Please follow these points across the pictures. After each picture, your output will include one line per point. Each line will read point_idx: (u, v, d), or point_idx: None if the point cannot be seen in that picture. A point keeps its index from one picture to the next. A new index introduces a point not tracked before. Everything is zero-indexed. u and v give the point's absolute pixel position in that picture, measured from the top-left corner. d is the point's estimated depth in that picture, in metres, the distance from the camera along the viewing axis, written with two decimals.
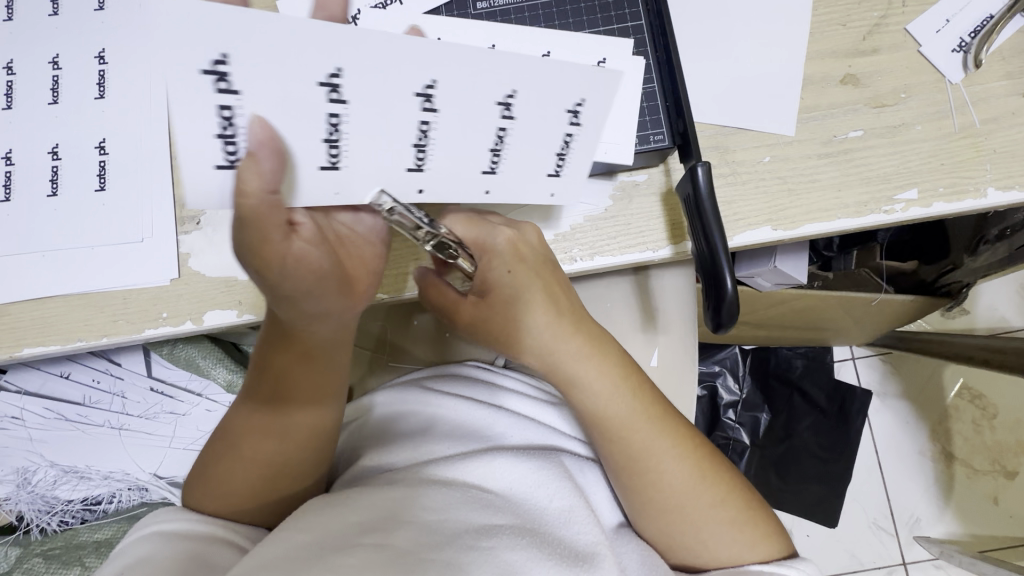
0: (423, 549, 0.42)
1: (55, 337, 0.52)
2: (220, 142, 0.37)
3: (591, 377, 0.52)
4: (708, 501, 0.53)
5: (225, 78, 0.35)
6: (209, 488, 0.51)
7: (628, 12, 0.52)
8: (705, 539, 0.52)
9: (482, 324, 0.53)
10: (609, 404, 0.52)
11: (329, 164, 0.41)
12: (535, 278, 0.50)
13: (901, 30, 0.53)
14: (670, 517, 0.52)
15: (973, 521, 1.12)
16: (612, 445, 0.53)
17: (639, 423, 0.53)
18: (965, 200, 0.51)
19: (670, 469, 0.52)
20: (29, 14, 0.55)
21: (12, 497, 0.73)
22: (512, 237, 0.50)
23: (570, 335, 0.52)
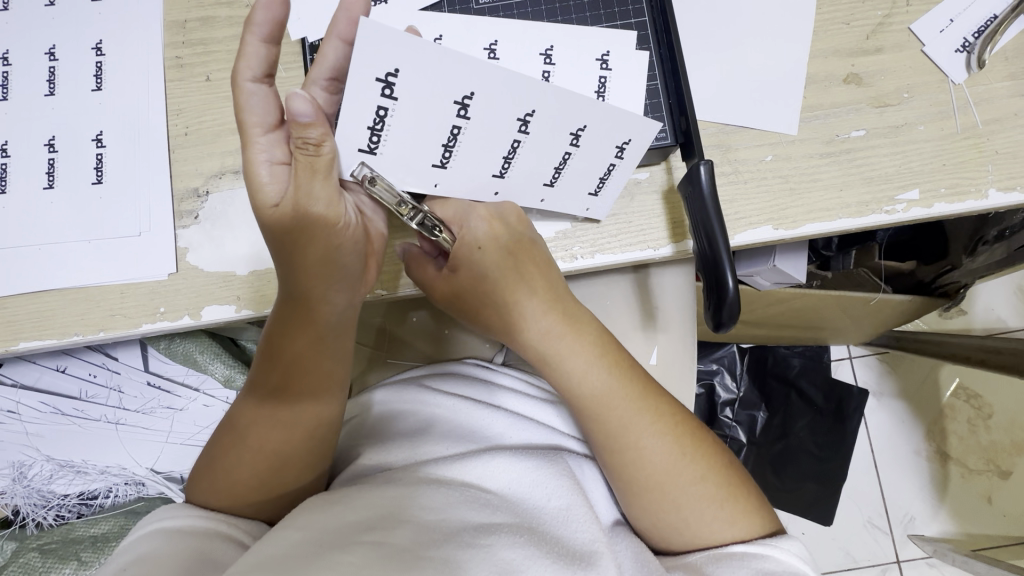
0: (421, 546, 0.42)
1: (51, 331, 0.51)
2: (368, 132, 0.44)
3: (567, 354, 0.53)
4: (691, 481, 0.53)
5: (391, 87, 0.42)
6: (214, 482, 0.51)
7: (632, 8, 0.51)
8: (691, 521, 0.52)
9: (461, 296, 0.54)
10: (588, 377, 0.53)
11: (440, 162, 0.48)
12: (509, 255, 0.51)
13: (905, 29, 0.53)
14: (654, 498, 0.52)
15: (967, 519, 1.13)
16: (598, 428, 0.53)
17: (617, 397, 0.53)
18: (966, 201, 0.51)
19: (653, 446, 0.53)
20: (26, 4, 0.54)
21: (7, 491, 0.72)
22: (485, 213, 0.51)
23: (550, 312, 0.54)
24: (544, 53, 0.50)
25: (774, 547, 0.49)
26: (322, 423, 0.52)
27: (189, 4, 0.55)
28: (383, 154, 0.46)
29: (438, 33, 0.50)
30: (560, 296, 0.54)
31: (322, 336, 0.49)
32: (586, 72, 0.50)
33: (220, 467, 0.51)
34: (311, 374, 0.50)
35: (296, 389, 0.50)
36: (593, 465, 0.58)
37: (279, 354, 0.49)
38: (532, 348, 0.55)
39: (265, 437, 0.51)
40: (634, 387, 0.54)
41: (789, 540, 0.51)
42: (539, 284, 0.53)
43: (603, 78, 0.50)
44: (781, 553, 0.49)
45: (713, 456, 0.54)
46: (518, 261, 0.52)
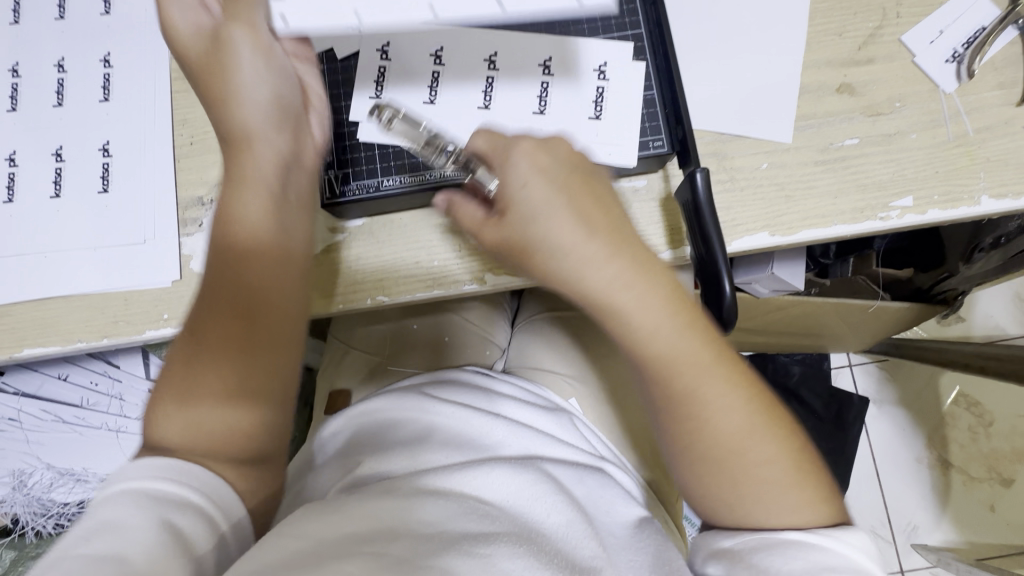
0: (420, 555, 0.42)
1: (55, 337, 0.52)
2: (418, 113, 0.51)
3: (637, 306, 0.45)
4: (764, 459, 0.47)
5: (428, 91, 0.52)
6: (175, 410, 0.44)
7: (628, 20, 0.52)
8: (758, 502, 0.46)
9: (507, 246, 0.46)
10: (655, 332, 0.45)
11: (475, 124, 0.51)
12: (561, 191, 0.44)
13: (896, 40, 0.54)
14: (717, 468, 0.47)
15: (970, 528, 1.12)
16: (660, 385, 0.47)
17: (688, 351, 0.46)
18: (959, 207, 0.51)
19: (722, 411, 0.46)
20: (36, 18, 0.56)
21: (7, 499, 0.73)
22: (532, 148, 0.45)
23: (613, 254, 0.44)
24: (543, 65, 0.52)
25: (835, 540, 0.44)
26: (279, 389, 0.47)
27: None
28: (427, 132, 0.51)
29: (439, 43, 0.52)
30: (625, 233, 0.46)
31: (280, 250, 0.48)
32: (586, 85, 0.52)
33: (185, 397, 0.44)
34: (270, 280, 0.47)
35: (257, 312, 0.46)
36: (595, 476, 0.57)
37: (226, 285, 0.46)
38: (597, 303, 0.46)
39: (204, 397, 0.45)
40: (710, 346, 0.47)
41: (856, 534, 0.45)
42: (598, 219, 0.45)
43: (600, 88, 0.52)
44: (843, 544, 0.44)
45: (788, 430, 0.48)
46: (575, 197, 0.45)
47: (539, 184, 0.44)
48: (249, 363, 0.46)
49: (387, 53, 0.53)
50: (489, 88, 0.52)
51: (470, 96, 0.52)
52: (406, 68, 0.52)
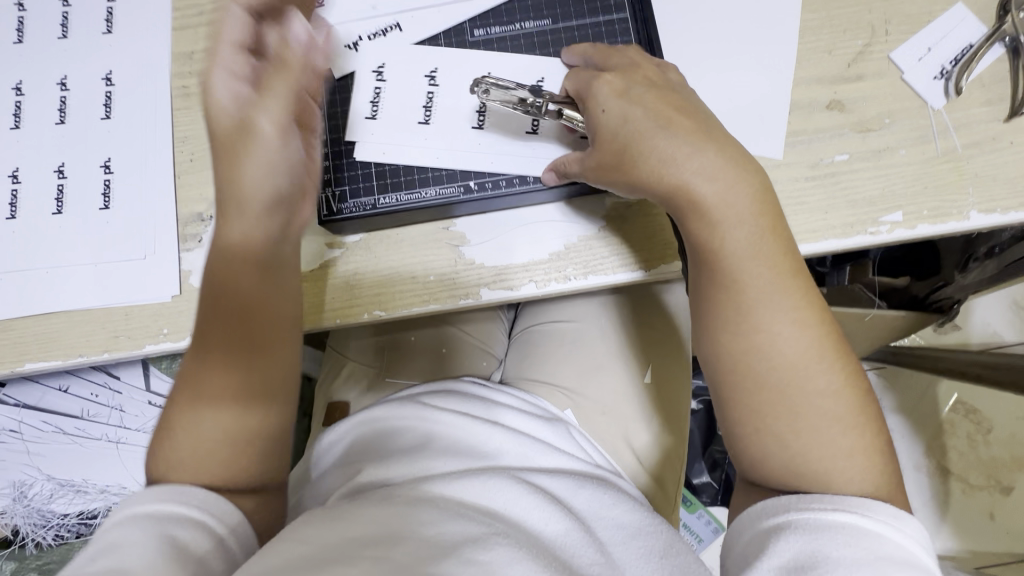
0: (420, 560, 0.42)
1: (57, 352, 0.52)
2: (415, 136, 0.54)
3: (716, 207, 0.46)
4: (824, 391, 0.44)
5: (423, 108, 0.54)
6: (172, 456, 0.44)
7: (619, 41, 0.55)
8: (807, 432, 0.43)
9: (597, 165, 0.49)
10: (731, 227, 0.46)
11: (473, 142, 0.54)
12: (647, 106, 0.48)
13: (884, 57, 0.55)
14: (768, 394, 0.44)
15: (969, 537, 1.12)
16: (721, 287, 0.46)
17: (759, 257, 0.46)
18: (948, 222, 0.52)
19: (784, 331, 0.44)
20: (39, 37, 0.57)
21: (8, 510, 0.74)
22: (613, 81, 0.50)
23: (698, 152, 0.46)
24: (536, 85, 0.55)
25: (895, 531, 0.39)
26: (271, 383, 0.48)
27: (197, 36, 0.57)
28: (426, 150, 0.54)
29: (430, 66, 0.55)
30: (708, 138, 0.48)
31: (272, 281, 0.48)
32: None
33: (178, 436, 0.45)
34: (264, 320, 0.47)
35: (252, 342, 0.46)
36: (591, 485, 0.56)
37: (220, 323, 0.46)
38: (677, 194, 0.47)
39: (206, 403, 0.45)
40: (785, 260, 0.46)
41: (913, 523, 0.41)
42: (678, 125, 0.48)
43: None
44: (891, 513, 0.40)
45: (856, 371, 0.45)
46: (658, 111, 0.48)
47: (617, 106, 0.49)
48: (246, 392, 0.46)
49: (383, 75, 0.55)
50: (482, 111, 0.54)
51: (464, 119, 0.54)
52: (403, 88, 0.54)
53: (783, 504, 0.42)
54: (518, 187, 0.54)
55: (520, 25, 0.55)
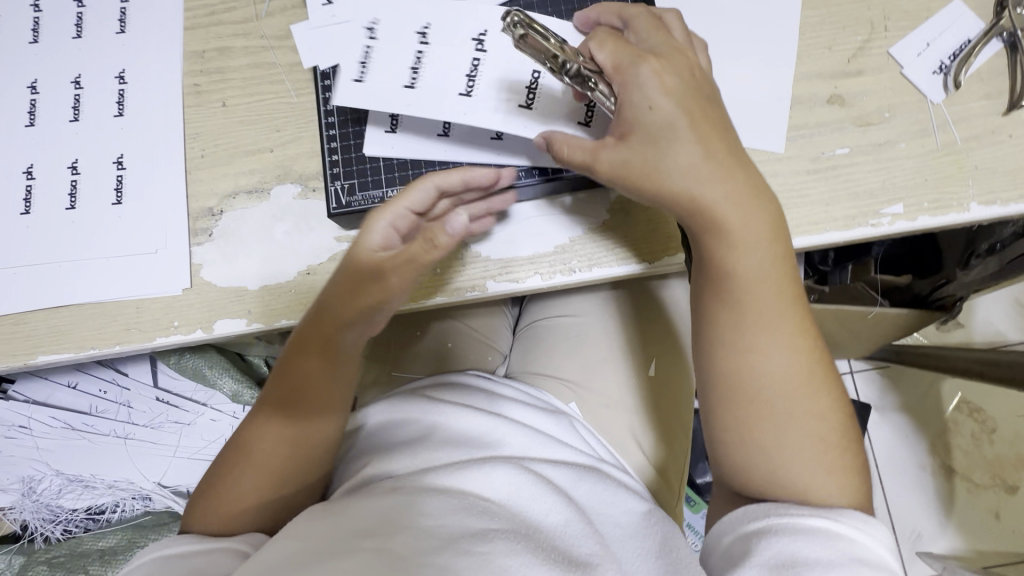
0: (419, 553, 0.42)
1: (69, 344, 0.53)
2: (409, 70, 0.52)
3: (735, 225, 0.45)
4: (808, 414, 0.45)
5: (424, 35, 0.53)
6: (213, 505, 0.51)
7: None
8: (787, 450, 0.45)
9: (623, 168, 0.47)
10: (742, 259, 0.46)
11: (465, 91, 0.52)
12: (683, 107, 0.46)
13: (884, 53, 0.56)
14: (756, 411, 0.45)
15: (975, 536, 1.12)
16: (722, 306, 0.47)
17: (766, 286, 0.46)
18: (949, 214, 0.53)
19: (777, 353, 0.45)
20: (55, 36, 0.58)
21: (16, 506, 0.74)
22: (656, 70, 0.46)
23: (716, 172, 0.45)
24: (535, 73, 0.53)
25: (867, 535, 0.41)
26: (325, 444, 0.53)
27: (208, 35, 0.58)
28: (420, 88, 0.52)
29: (426, 23, 0.53)
30: (731, 154, 0.46)
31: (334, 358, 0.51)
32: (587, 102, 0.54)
33: (221, 490, 0.51)
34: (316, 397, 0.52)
35: (304, 408, 0.51)
36: (594, 475, 0.57)
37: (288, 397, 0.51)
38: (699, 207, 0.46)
39: (274, 447, 0.51)
40: (789, 287, 0.46)
41: (879, 526, 0.43)
42: (709, 138, 0.46)
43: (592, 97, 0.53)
44: (857, 525, 0.42)
45: (840, 395, 0.47)
46: (692, 116, 0.46)
47: (665, 104, 0.46)
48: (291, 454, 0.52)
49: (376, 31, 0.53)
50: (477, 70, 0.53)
51: (458, 78, 0.52)
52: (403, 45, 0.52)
53: (764, 510, 0.44)
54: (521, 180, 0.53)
55: None
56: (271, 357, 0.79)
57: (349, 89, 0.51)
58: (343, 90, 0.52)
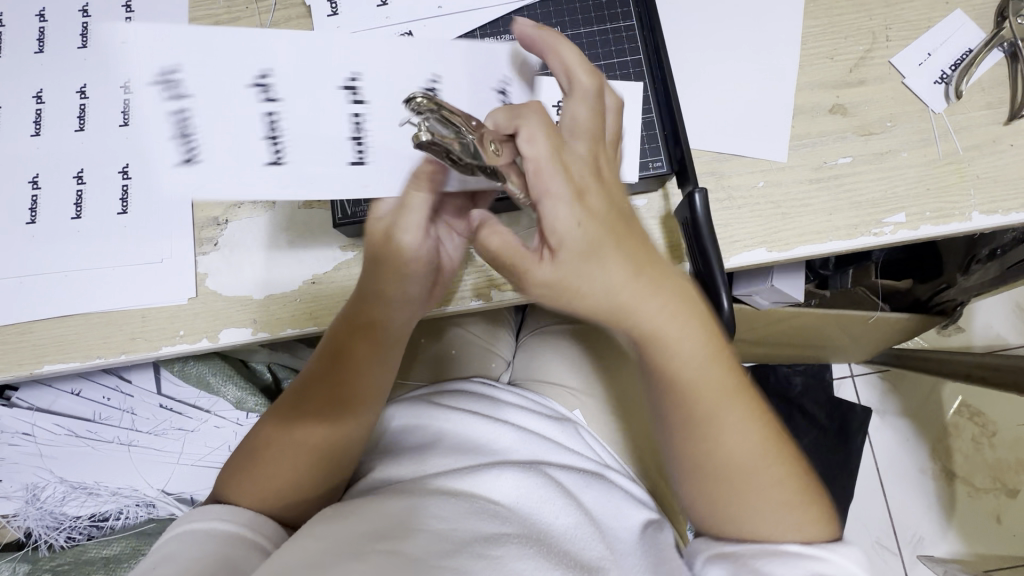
0: (433, 555, 0.43)
1: (75, 354, 0.53)
2: (352, 142, 0.48)
3: (673, 337, 0.46)
4: (768, 484, 0.48)
5: (355, 89, 0.48)
6: (251, 480, 0.52)
7: (627, 47, 0.55)
8: (756, 515, 0.49)
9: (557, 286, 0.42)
10: (686, 365, 0.47)
11: (358, 159, 0.47)
12: (606, 225, 0.42)
13: (885, 63, 0.56)
14: (723, 487, 0.49)
15: (976, 540, 1.12)
16: (673, 406, 0.49)
17: (710, 387, 0.47)
18: (950, 223, 0.53)
19: (730, 438, 0.48)
20: (61, 47, 0.58)
21: (21, 513, 0.74)
22: (575, 185, 0.42)
23: (649, 288, 0.44)
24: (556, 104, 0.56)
25: (836, 553, 0.47)
26: (365, 430, 0.55)
27: None
28: (371, 162, 0.47)
29: (263, 67, 0.47)
30: (660, 266, 0.45)
31: (381, 345, 0.53)
32: None
33: (260, 466, 0.52)
34: (363, 382, 0.54)
35: (350, 391, 0.53)
36: (601, 481, 0.58)
37: (332, 379, 0.53)
38: (638, 329, 0.45)
39: (316, 430, 0.52)
40: (733, 377, 0.48)
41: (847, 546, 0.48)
42: (638, 252, 0.43)
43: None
44: (828, 560, 0.46)
45: (794, 457, 0.50)
46: (616, 230, 0.43)
47: (585, 225, 0.41)
48: (333, 437, 0.53)
49: (269, 88, 0.47)
50: (362, 130, 0.48)
51: (344, 144, 0.48)
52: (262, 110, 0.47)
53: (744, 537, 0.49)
54: None
55: None
56: (274, 365, 0.79)
57: (202, 172, 0.45)
58: (187, 172, 0.45)
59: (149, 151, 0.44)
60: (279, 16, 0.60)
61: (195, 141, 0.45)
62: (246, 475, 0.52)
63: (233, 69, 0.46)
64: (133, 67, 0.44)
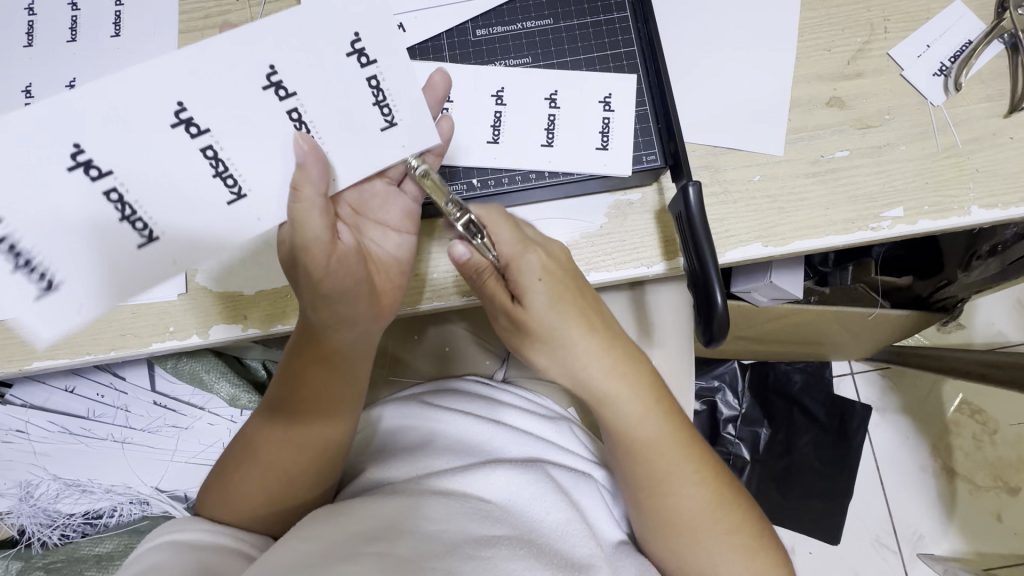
0: (424, 556, 0.43)
1: (65, 351, 0.53)
2: (219, 180, 0.42)
3: (622, 396, 0.52)
4: (725, 535, 0.52)
5: (280, 86, 0.42)
6: (227, 494, 0.52)
7: (620, 39, 0.55)
8: (717, 562, 0.52)
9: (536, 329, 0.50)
10: (639, 422, 0.52)
11: (234, 195, 0.43)
12: (567, 297, 0.50)
13: (883, 55, 0.55)
14: (685, 540, 0.52)
15: (976, 538, 1.11)
16: (635, 466, 0.53)
17: (665, 444, 0.53)
18: (950, 217, 0.52)
19: (688, 492, 0.52)
20: (48, 40, 0.57)
21: (14, 511, 0.74)
22: (545, 259, 0.49)
23: (602, 351, 0.52)
24: (550, 97, 0.54)
25: None
26: (338, 445, 0.53)
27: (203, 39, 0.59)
28: (251, 193, 0.43)
29: (269, 62, 0.41)
30: (611, 331, 0.53)
31: (341, 363, 0.51)
32: (588, 111, 0.54)
33: (234, 481, 0.52)
34: (325, 399, 0.52)
35: (311, 411, 0.52)
36: (592, 482, 0.57)
37: (294, 401, 0.51)
38: (594, 389, 0.53)
39: (283, 450, 0.52)
40: (683, 434, 0.54)
41: None
42: (594, 320, 0.51)
43: (606, 118, 0.54)
44: None
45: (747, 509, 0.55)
46: (576, 302, 0.50)
47: (551, 300, 0.49)
48: (300, 458, 0.52)
49: (193, 120, 0.41)
50: (383, 91, 0.45)
51: (370, 111, 0.45)
52: (232, 128, 0.42)
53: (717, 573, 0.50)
54: (531, 183, 0.54)
55: (522, 24, 0.55)
56: (269, 362, 0.78)
57: (165, 251, 0.42)
58: (154, 254, 0.41)
59: (100, 236, 0.40)
60: (269, 10, 0.59)
61: (144, 212, 0.41)
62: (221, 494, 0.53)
63: (142, 115, 0.39)
64: (46, 182, 0.38)
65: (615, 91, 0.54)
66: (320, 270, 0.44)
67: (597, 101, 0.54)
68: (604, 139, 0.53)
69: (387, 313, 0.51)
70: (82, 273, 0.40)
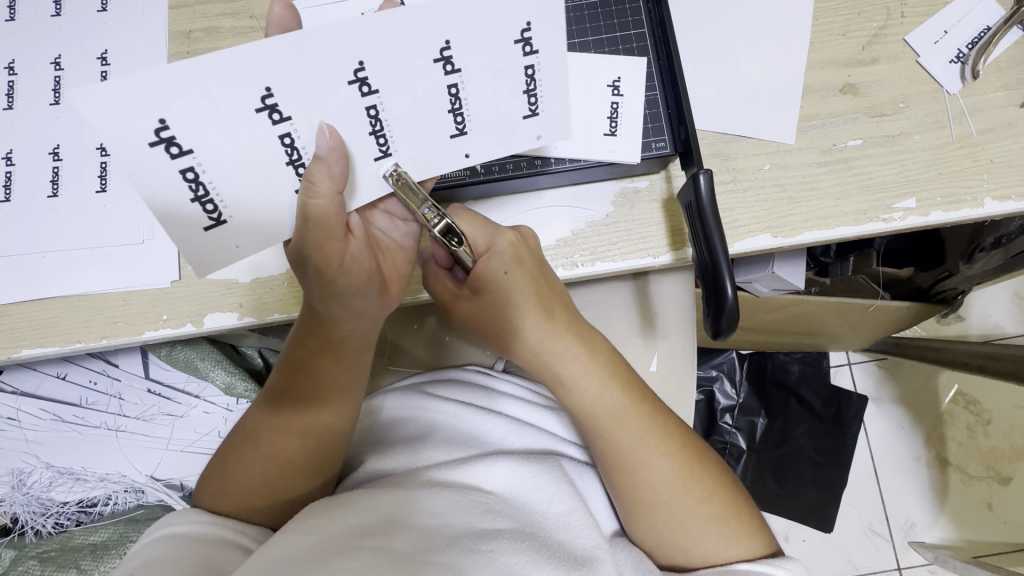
0: (421, 551, 0.42)
1: (54, 338, 0.51)
2: (373, 137, 0.42)
3: (581, 377, 0.52)
4: (698, 512, 0.51)
5: (451, 61, 0.40)
6: (224, 490, 0.51)
7: (630, 20, 0.53)
8: (696, 541, 0.51)
9: (480, 320, 0.52)
10: (599, 400, 0.52)
11: (381, 153, 0.43)
12: (533, 279, 0.49)
13: (900, 40, 0.54)
14: (660, 519, 0.51)
15: (967, 527, 1.13)
16: (607, 446, 0.52)
17: (628, 420, 0.52)
18: (962, 209, 0.51)
19: (658, 468, 0.52)
20: (31, 15, 0.55)
21: (6, 499, 0.72)
22: (512, 238, 0.48)
23: (563, 336, 0.52)
24: None
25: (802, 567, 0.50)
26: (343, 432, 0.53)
27: (194, 14, 0.56)
28: (399, 152, 0.43)
29: (359, 58, 0.38)
30: (574, 320, 0.53)
31: (346, 351, 0.50)
32: (596, 96, 0.52)
33: (231, 475, 0.51)
34: (329, 387, 0.51)
35: (312, 400, 0.51)
36: (594, 475, 0.58)
37: (297, 392, 0.50)
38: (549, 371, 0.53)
39: (285, 440, 0.51)
40: (646, 409, 0.53)
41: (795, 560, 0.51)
42: (554, 308, 0.51)
43: (615, 103, 0.52)
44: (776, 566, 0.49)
45: (722, 481, 0.54)
46: (541, 288, 0.50)
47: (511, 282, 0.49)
48: (308, 448, 0.51)
49: (278, 107, 0.38)
50: (535, 81, 0.43)
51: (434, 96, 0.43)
52: (398, 91, 0.40)
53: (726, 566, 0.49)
54: (536, 169, 0.52)
55: None
56: (266, 350, 0.77)
57: (225, 236, 0.41)
58: (219, 237, 0.41)
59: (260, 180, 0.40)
60: None
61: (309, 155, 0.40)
62: (217, 486, 0.52)
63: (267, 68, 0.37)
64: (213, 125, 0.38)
65: (624, 75, 0.52)
66: (335, 266, 0.42)
67: (606, 85, 0.52)
68: (611, 125, 0.52)
69: (393, 301, 0.49)
70: (245, 205, 0.40)
